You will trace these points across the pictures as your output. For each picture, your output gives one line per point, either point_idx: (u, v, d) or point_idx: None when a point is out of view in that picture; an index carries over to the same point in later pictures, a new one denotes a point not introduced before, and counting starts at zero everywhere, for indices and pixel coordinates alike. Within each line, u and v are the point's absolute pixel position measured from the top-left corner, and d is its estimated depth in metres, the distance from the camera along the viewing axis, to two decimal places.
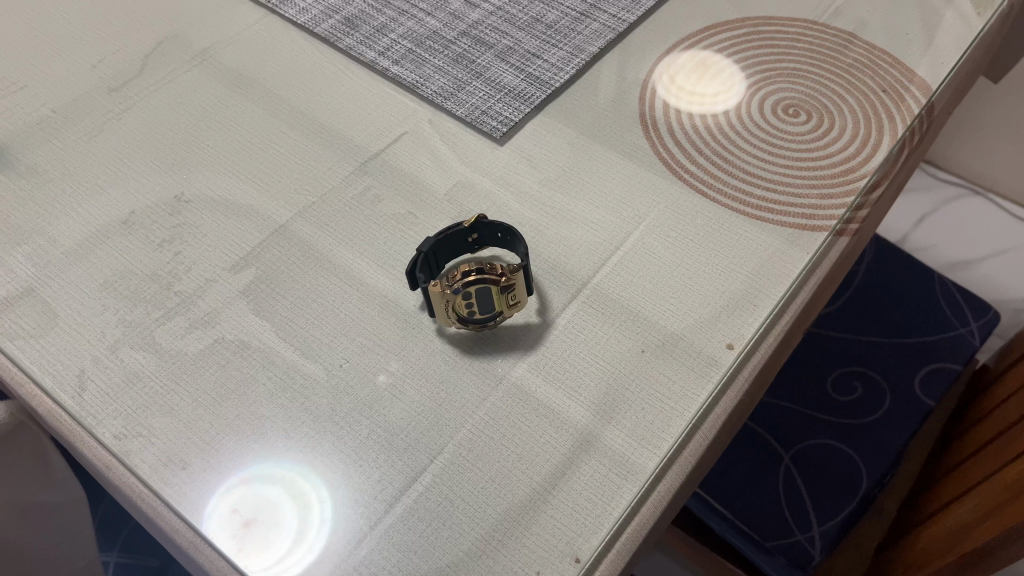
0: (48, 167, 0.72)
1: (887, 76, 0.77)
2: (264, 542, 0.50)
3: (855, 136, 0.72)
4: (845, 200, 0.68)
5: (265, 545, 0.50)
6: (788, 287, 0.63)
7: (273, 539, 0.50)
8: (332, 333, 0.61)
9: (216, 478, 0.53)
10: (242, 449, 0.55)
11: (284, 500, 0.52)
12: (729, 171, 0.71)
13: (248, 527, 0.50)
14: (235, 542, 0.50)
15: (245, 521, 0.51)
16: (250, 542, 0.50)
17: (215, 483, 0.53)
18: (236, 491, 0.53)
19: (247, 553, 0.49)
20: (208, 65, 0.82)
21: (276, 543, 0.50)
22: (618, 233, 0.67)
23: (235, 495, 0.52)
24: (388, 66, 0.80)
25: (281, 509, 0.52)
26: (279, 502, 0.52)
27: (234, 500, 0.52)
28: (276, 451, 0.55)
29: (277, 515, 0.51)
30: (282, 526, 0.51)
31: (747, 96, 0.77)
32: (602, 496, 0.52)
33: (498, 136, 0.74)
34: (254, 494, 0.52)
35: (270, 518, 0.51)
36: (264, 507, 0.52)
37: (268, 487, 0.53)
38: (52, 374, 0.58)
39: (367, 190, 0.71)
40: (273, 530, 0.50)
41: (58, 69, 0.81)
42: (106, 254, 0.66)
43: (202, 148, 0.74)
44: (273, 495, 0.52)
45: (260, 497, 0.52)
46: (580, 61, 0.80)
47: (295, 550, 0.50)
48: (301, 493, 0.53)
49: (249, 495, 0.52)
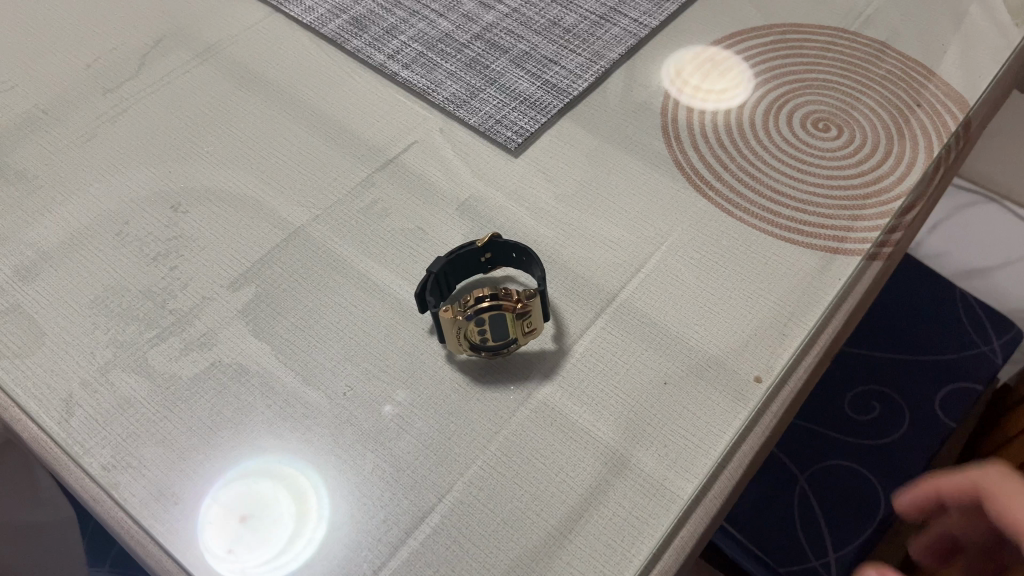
0: (38, 172, 0.69)
1: (921, 90, 0.74)
2: (252, 543, 0.48)
3: (889, 154, 0.69)
4: (878, 222, 0.64)
5: (252, 548, 0.48)
6: (819, 316, 0.59)
7: (262, 540, 0.48)
8: (336, 358, 0.57)
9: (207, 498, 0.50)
10: (242, 467, 0.52)
11: (283, 502, 0.50)
12: (756, 188, 0.67)
13: (240, 526, 0.49)
14: (222, 541, 0.48)
15: (230, 535, 0.49)
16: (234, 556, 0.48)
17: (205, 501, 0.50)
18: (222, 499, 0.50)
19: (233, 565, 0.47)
20: (209, 66, 0.78)
21: (264, 544, 0.48)
22: (639, 254, 0.64)
23: (231, 491, 0.51)
24: (397, 70, 0.76)
25: (276, 509, 0.50)
26: (276, 502, 0.50)
27: (231, 498, 0.50)
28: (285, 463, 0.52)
29: (262, 518, 0.49)
30: (274, 528, 0.49)
31: (775, 106, 0.73)
32: (622, 541, 0.49)
33: (513, 147, 0.70)
34: (241, 508, 0.50)
35: (264, 518, 0.49)
36: (251, 510, 0.50)
37: (270, 486, 0.51)
38: (38, 398, 0.55)
39: (374, 202, 0.67)
40: (264, 530, 0.49)
41: (50, 69, 0.77)
42: (98, 268, 0.62)
43: (201, 154, 0.71)
44: (269, 494, 0.51)
45: (258, 495, 0.51)
46: (599, 68, 0.76)
47: (285, 553, 0.48)
48: (303, 500, 0.51)
49: (235, 509, 0.50)
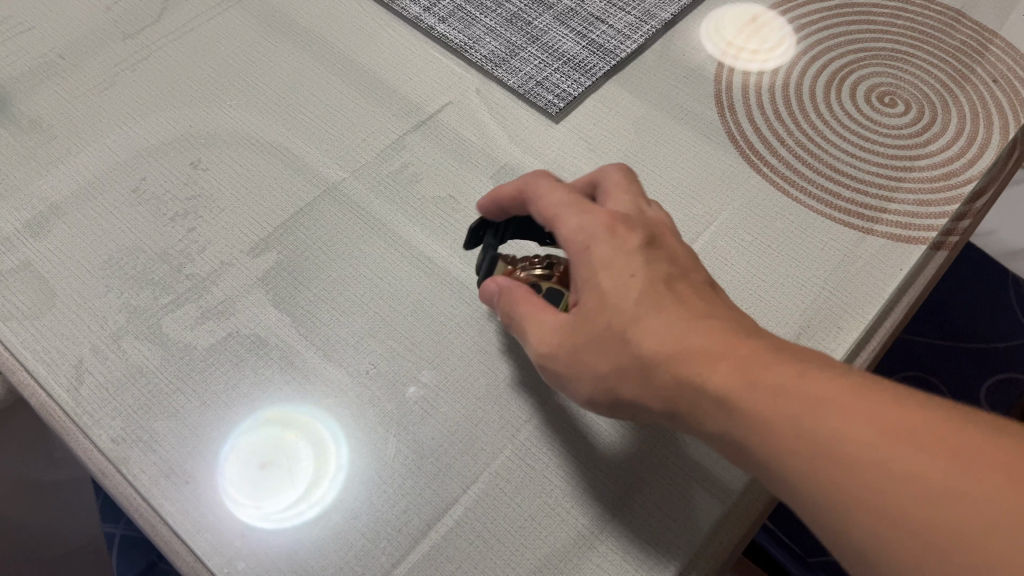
0: (53, 122, 0.65)
1: (998, 64, 0.68)
2: (256, 503, 0.47)
3: (960, 133, 0.64)
4: (944, 208, 0.60)
5: (259, 510, 0.47)
6: (877, 309, 0.55)
7: (267, 504, 0.47)
8: (360, 334, 0.54)
9: (227, 459, 0.49)
10: (260, 423, 0.50)
11: (299, 465, 0.49)
12: (815, 165, 0.62)
13: (247, 487, 0.48)
14: (230, 500, 0.47)
15: (240, 486, 0.48)
16: (234, 509, 0.47)
17: (224, 460, 0.49)
18: (242, 455, 0.49)
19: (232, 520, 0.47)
20: (235, 12, 0.74)
21: (267, 509, 0.47)
22: (687, 233, 0.59)
23: (246, 449, 0.49)
24: (433, 24, 0.71)
25: (291, 476, 0.48)
26: (292, 470, 0.49)
27: (251, 454, 0.49)
28: (306, 420, 0.50)
29: (275, 483, 0.48)
30: (282, 497, 0.48)
31: (837, 76, 0.68)
32: (657, 544, 0.46)
33: (554, 113, 0.66)
34: (258, 468, 0.49)
35: (277, 482, 0.48)
36: (267, 470, 0.48)
37: (291, 454, 0.49)
38: (47, 362, 0.52)
39: (405, 166, 0.63)
40: (273, 494, 0.48)
41: (69, 11, 0.73)
42: (113, 227, 0.59)
43: (223, 107, 0.67)
44: (290, 460, 0.49)
45: (278, 459, 0.49)
46: (650, 29, 0.71)
47: (286, 522, 0.47)
48: (322, 466, 0.49)
49: (252, 468, 0.48)
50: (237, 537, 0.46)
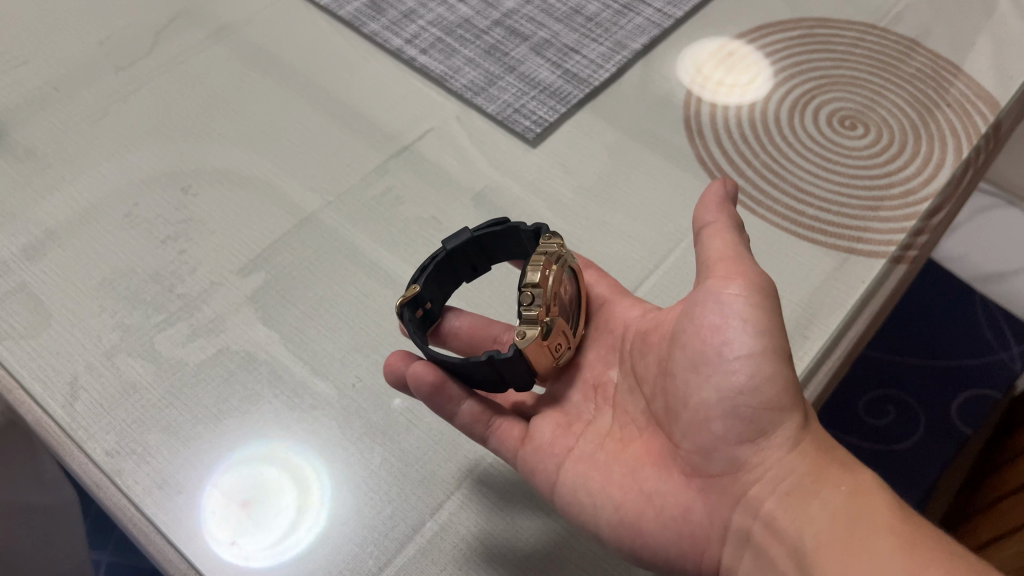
0: (47, 149, 0.68)
1: (951, 89, 0.71)
2: (254, 523, 0.48)
3: (916, 154, 0.67)
4: (903, 224, 0.63)
5: (255, 528, 0.48)
6: (841, 319, 0.58)
7: (264, 523, 0.48)
8: (346, 349, 0.57)
9: (219, 476, 0.50)
10: (251, 440, 0.52)
11: (291, 483, 0.50)
12: (780, 187, 0.66)
13: (242, 506, 0.49)
14: (226, 520, 0.48)
15: (239, 506, 0.49)
16: (234, 528, 0.48)
17: (217, 479, 0.50)
18: (236, 476, 0.50)
19: (231, 538, 0.47)
20: (225, 45, 0.77)
21: (265, 526, 0.48)
22: (658, 250, 0.62)
23: (239, 469, 0.50)
24: (415, 55, 0.74)
25: (284, 493, 0.50)
26: (285, 488, 0.50)
27: (244, 474, 0.50)
28: (295, 437, 0.52)
29: (272, 501, 0.49)
30: (278, 513, 0.49)
31: (800, 103, 0.71)
32: None
33: (531, 137, 0.69)
34: (251, 488, 0.50)
35: (273, 501, 0.49)
36: (263, 490, 0.50)
37: (279, 472, 0.50)
38: (43, 380, 0.54)
39: (388, 190, 0.66)
40: (269, 512, 0.49)
41: (63, 45, 0.76)
42: (107, 250, 0.61)
43: (212, 136, 0.69)
44: (282, 478, 0.50)
45: (269, 478, 0.50)
46: (622, 58, 0.74)
47: (286, 538, 0.48)
48: (312, 479, 0.50)
49: (246, 487, 0.50)
50: (235, 555, 0.47)
